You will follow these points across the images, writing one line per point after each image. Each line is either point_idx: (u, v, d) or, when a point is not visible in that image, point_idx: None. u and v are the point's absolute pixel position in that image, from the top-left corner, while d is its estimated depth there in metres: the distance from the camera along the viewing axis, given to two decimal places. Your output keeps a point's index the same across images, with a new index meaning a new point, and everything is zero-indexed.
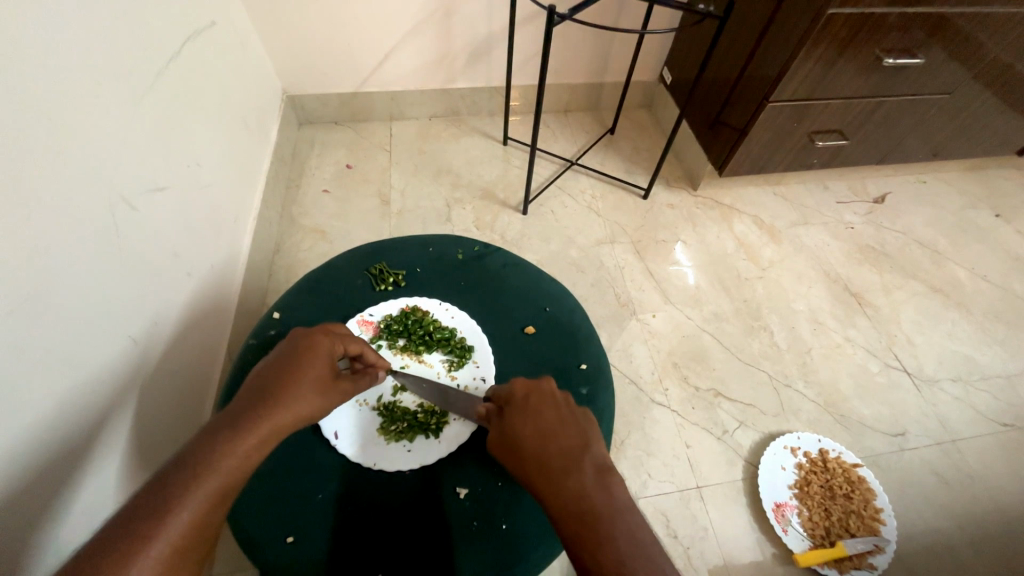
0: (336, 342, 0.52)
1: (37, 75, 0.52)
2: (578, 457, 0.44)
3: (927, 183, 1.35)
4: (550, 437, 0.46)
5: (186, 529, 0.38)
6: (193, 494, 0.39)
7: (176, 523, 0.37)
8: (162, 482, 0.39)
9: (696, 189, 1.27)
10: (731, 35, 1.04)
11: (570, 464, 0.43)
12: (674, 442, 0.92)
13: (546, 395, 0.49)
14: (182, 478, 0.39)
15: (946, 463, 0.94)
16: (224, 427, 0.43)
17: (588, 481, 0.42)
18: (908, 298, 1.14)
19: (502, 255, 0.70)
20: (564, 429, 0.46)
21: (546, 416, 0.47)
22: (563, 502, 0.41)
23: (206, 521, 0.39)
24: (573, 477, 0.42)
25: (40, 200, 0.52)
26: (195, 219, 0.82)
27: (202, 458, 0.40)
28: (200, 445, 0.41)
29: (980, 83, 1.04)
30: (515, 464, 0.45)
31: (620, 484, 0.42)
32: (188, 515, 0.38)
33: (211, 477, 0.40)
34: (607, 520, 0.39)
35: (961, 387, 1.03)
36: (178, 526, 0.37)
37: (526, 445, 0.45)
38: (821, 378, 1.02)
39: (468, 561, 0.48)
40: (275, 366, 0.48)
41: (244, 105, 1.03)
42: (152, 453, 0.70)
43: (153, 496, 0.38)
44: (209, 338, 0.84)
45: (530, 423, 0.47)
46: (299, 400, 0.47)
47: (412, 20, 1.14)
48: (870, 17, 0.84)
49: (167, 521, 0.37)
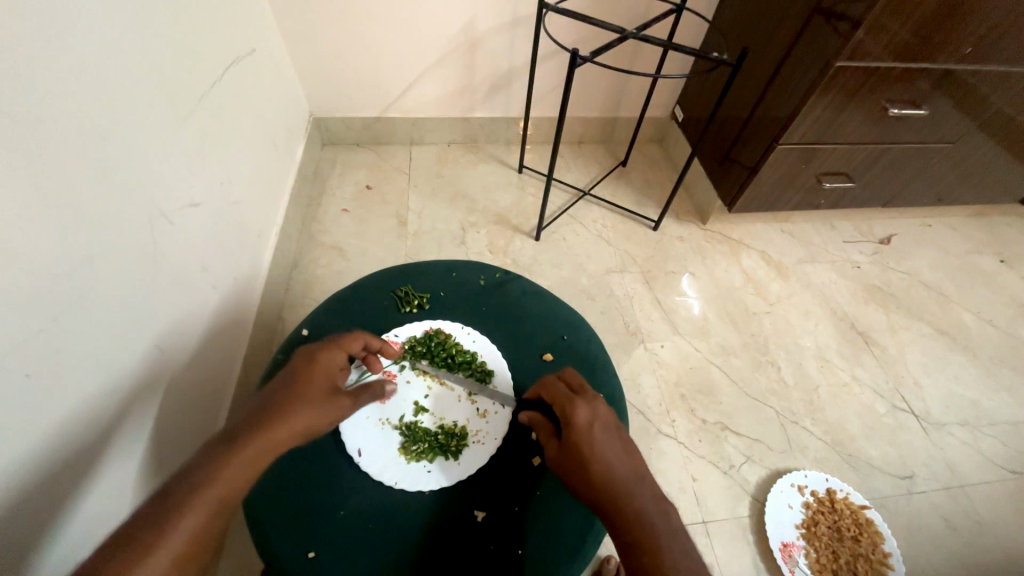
0: (334, 349, 0.54)
1: (91, 94, 0.56)
2: (640, 481, 0.47)
3: (932, 227, 1.38)
4: (615, 460, 0.48)
5: (186, 538, 0.39)
6: (194, 504, 0.40)
7: (176, 533, 0.38)
8: (165, 493, 0.40)
9: (705, 223, 1.30)
10: (743, 79, 1.08)
11: (632, 488, 0.46)
12: (680, 474, 0.92)
13: (609, 418, 0.51)
14: (186, 489, 0.40)
15: (955, 509, 0.94)
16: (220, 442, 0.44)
17: (646, 506, 0.45)
18: (915, 339, 1.15)
19: (522, 282, 0.72)
20: (620, 455, 0.48)
21: (610, 439, 0.49)
22: (625, 524, 0.44)
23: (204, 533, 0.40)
24: (634, 498, 0.46)
25: (88, 212, 0.55)
26: (224, 233, 0.85)
27: (200, 471, 0.42)
28: (206, 456, 0.42)
29: (983, 134, 1.08)
30: (576, 484, 0.47)
31: (673, 510, 0.46)
32: (188, 525, 0.39)
33: (211, 488, 0.41)
34: (666, 540, 0.43)
35: (969, 432, 1.03)
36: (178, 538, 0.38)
37: (589, 462, 0.47)
38: (828, 416, 1.02)
39: None
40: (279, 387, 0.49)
41: (275, 126, 1.08)
42: (163, 465, 0.70)
43: (164, 505, 0.39)
44: (227, 353, 0.85)
45: (597, 444, 0.48)
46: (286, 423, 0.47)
47: (438, 53, 1.20)
48: (876, 70, 0.88)
49: (168, 532, 0.38)
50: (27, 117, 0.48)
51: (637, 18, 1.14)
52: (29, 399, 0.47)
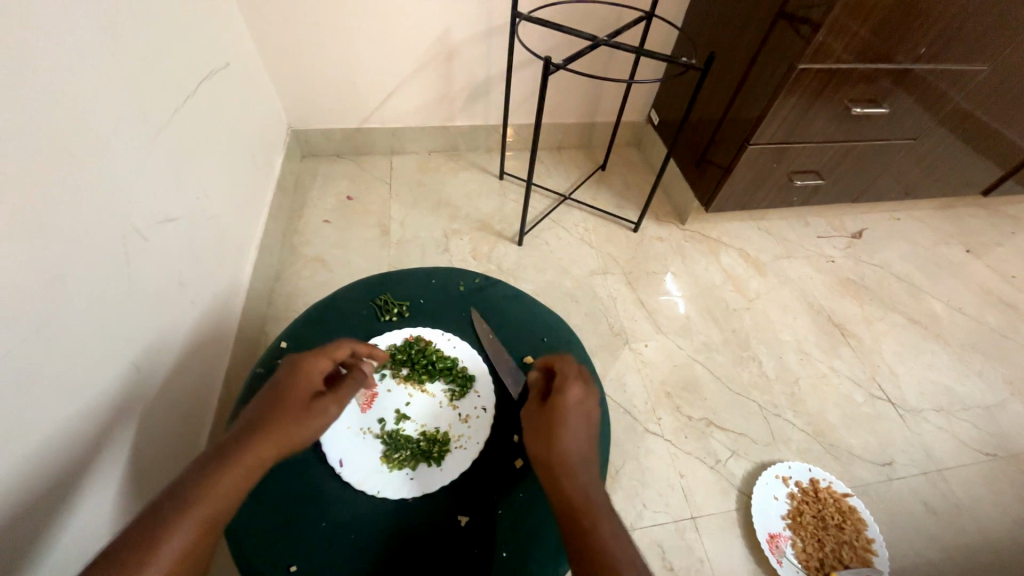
0: (318, 353, 0.55)
1: (59, 110, 0.55)
2: (590, 468, 0.48)
3: (901, 220, 1.42)
4: (577, 444, 0.49)
5: (175, 558, 0.38)
6: (182, 524, 0.40)
7: (165, 553, 0.38)
8: (152, 512, 0.40)
9: (684, 223, 1.32)
10: (713, 82, 1.11)
11: (582, 470, 0.48)
12: (668, 472, 0.93)
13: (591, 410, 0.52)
14: (173, 507, 0.40)
15: (933, 493, 0.96)
16: (206, 459, 0.44)
17: (587, 488, 0.46)
18: (889, 329, 1.19)
19: (501, 287, 0.73)
20: (581, 440, 0.50)
21: (585, 426, 0.51)
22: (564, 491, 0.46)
23: (193, 552, 0.39)
24: (580, 475, 0.47)
25: (60, 232, 0.55)
26: (201, 248, 0.84)
27: (188, 489, 0.41)
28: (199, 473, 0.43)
29: (943, 130, 1.12)
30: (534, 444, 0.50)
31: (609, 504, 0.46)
32: (177, 545, 0.39)
33: (200, 507, 0.41)
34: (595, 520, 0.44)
35: (943, 417, 1.06)
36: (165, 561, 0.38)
37: (553, 432, 0.50)
38: (809, 408, 1.04)
39: None
40: (265, 396, 0.50)
41: (252, 139, 1.08)
42: (144, 486, 0.68)
43: (148, 524, 0.39)
44: (208, 371, 0.84)
45: (568, 421, 0.50)
46: (262, 441, 0.46)
47: (415, 63, 1.21)
48: (839, 70, 0.91)
49: (156, 552, 0.38)
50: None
51: (608, 26, 1.17)
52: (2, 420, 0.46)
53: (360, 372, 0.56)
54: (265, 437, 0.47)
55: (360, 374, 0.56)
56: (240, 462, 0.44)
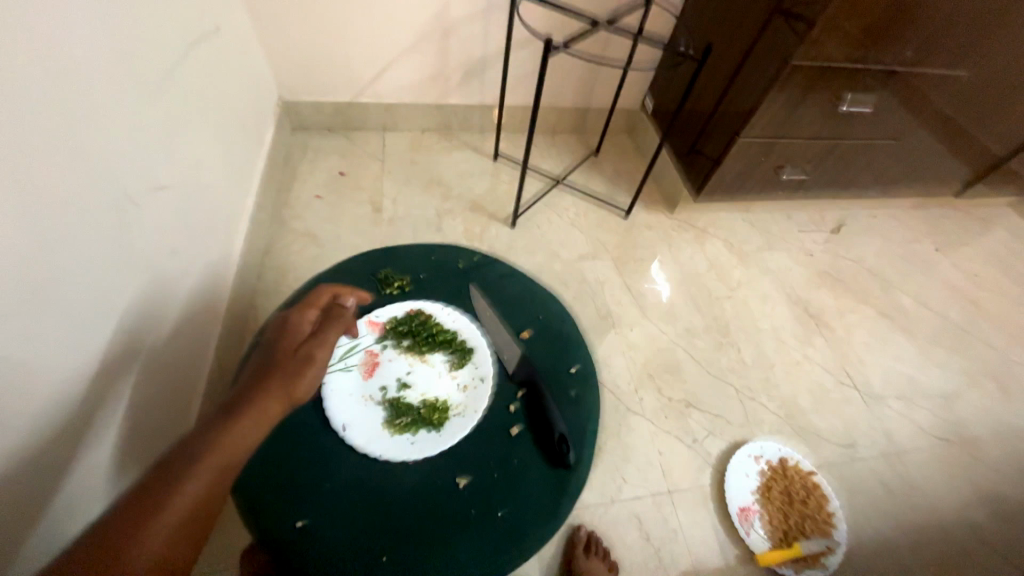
0: (300, 306, 0.57)
1: (53, 68, 0.53)
2: None
3: (877, 217, 1.48)
4: None
5: (192, 501, 0.42)
6: (197, 471, 0.42)
7: (182, 496, 0.41)
8: (165, 463, 0.42)
9: (672, 212, 1.35)
10: (709, 73, 1.13)
11: None
12: (648, 449, 0.98)
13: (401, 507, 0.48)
14: (184, 458, 0.43)
15: (890, 473, 1.04)
16: (218, 415, 0.46)
17: None
18: (860, 321, 1.25)
19: (499, 265, 0.75)
20: None
21: None
22: None
23: (208, 496, 0.43)
24: None
25: (58, 195, 0.54)
26: (193, 217, 0.83)
27: (199, 440, 0.44)
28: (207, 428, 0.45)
29: (922, 132, 1.17)
30: None
31: None
32: (191, 490, 0.42)
33: (211, 458, 0.43)
34: None
35: (904, 403, 1.14)
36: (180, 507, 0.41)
37: None
38: (782, 392, 1.10)
39: (469, 543, 0.53)
40: (266, 353, 0.54)
41: (243, 108, 1.05)
42: (140, 451, 0.69)
43: (166, 473, 0.42)
44: (199, 340, 0.84)
45: None
46: (269, 396, 0.49)
47: (411, 38, 1.19)
48: (829, 69, 0.94)
49: (174, 495, 0.41)
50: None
51: (608, 11, 1.17)
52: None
53: (342, 313, 0.57)
54: (270, 390, 0.49)
55: (341, 315, 0.57)
56: (247, 416, 0.47)
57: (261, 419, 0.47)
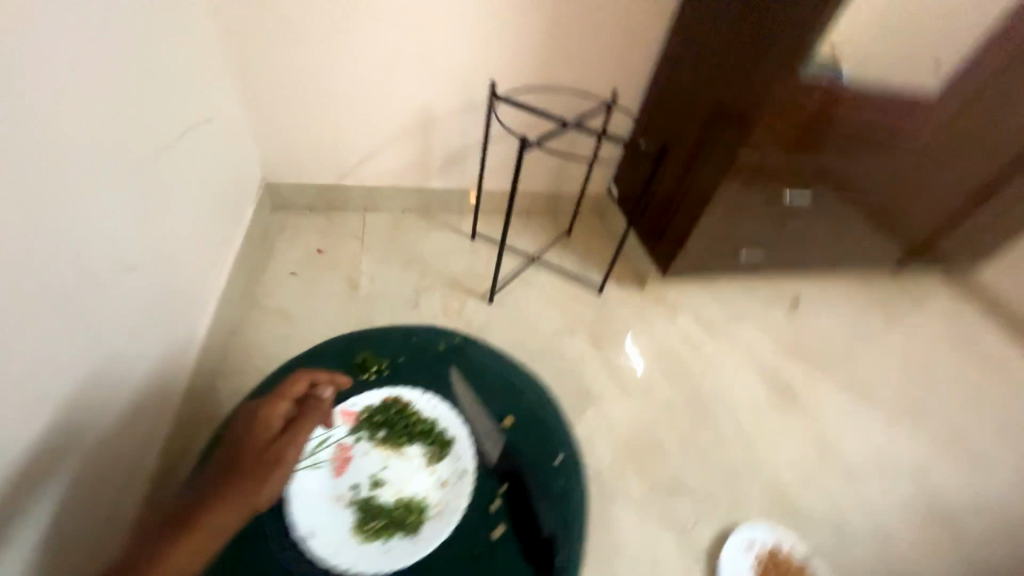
0: (273, 397, 0.53)
1: (22, 157, 0.54)
2: None
3: (831, 290, 1.59)
4: None
5: None
6: None
7: None
8: None
9: (643, 287, 1.41)
10: (667, 165, 1.25)
11: None
12: (635, 537, 0.92)
13: None
14: None
15: (881, 552, 1.01)
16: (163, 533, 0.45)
17: None
18: (829, 391, 1.29)
19: (481, 347, 0.72)
20: None
21: None
22: None
23: None
24: None
25: (1, 281, 0.51)
26: (158, 298, 0.80)
27: (141, 566, 0.43)
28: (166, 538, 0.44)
29: (857, 215, 1.31)
30: None
31: None
32: None
33: None
34: None
35: (883, 475, 1.14)
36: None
37: None
38: (766, 468, 1.09)
39: None
40: (227, 453, 0.51)
41: (224, 190, 1.07)
42: (60, 567, 0.62)
43: None
44: (146, 434, 0.77)
45: None
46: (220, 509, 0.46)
47: (394, 130, 1.29)
48: (768, 164, 1.06)
49: None
50: None
51: (574, 111, 1.31)
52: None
53: (319, 403, 0.54)
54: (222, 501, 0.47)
55: (317, 409, 0.53)
56: (190, 536, 0.45)
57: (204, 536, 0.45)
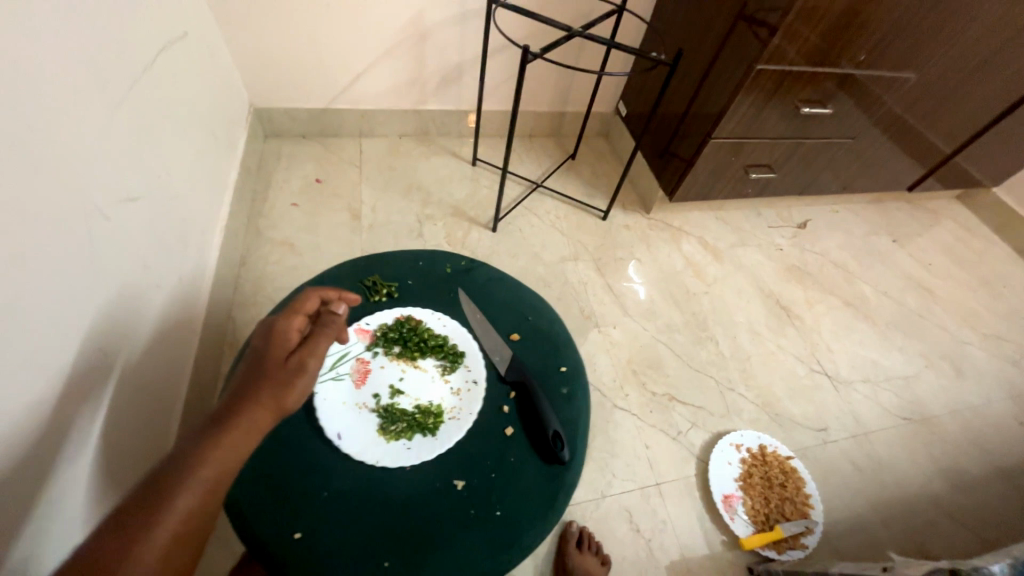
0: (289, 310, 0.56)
1: (17, 76, 0.51)
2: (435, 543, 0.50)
3: (839, 212, 1.56)
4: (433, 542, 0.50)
5: (184, 516, 0.42)
6: (187, 487, 0.43)
7: (172, 513, 0.41)
8: (155, 477, 0.43)
9: (649, 212, 1.39)
10: (679, 77, 1.17)
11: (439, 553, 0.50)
12: (635, 443, 1.00)
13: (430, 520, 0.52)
14: (174, 474, 0.43)
15: (861, 453, 1.09)
16: (206, 429, 0.46)
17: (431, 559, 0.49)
18: (827, 311, 1.32)
19: (486, 269, 0.76)
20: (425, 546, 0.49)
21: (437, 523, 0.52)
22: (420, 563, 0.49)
23: (197, 513, 0.43)
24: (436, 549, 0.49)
25: (23, 209, 0.51)
26: (164, 229, 0.81)
27: (188, 455, 0.44)
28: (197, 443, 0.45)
29: (876, 130, 1.25)
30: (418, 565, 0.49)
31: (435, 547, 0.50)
32: (182, 505, 0.42)
33: (201, 472, 0.44)
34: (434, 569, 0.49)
35: (870, 387, 1.20)
36: (176, 518, 0.41)
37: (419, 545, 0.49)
38: (759, 382, 1.15)
39: (470, 544, 0.53)
40: (250, 362, 0.52)
41: (214, 116, 1.03)
42: (118, 474, 0.67)
43: (155, 489, 0.42)
44: (174, 360, 0.81)
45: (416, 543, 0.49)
46: (257, 408, 0.49)
47: (386, 44, 1.19)
48: (791, 72, 0.99)
49: (163, 512, 0.41)
50: None
51: (580, 17, 1.20)
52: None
53: (333, 319, 0.57)
54: (258, 403, 0.49)
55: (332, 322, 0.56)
56: (233, 431, 0.47)
57: (247, 431, 0.47)
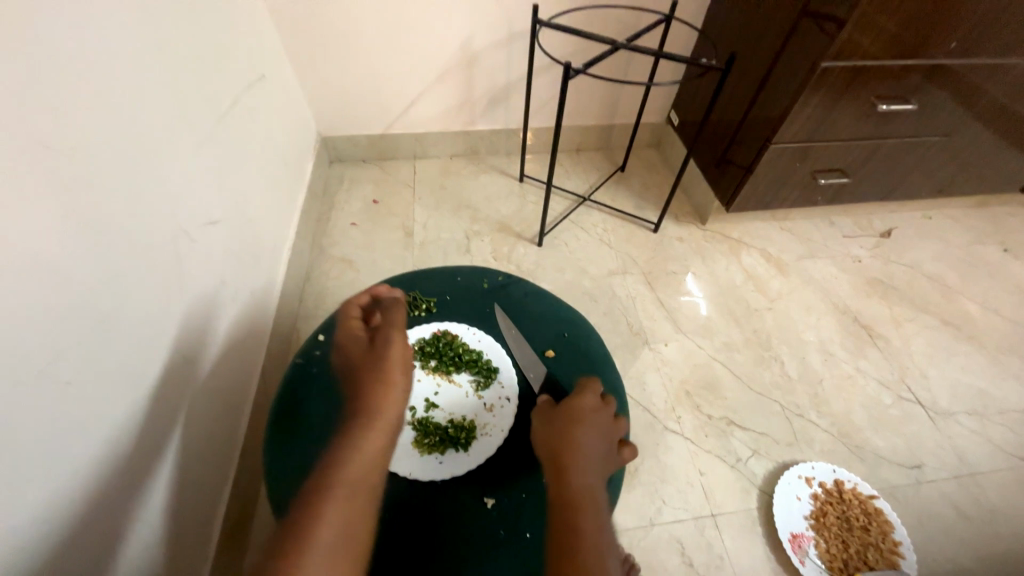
0: (346, 323, 0.63)
1: (121, 124, 0.60)
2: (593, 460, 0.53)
3: (932, 219, 1.39)
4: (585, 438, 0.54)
5: (342, 521, 0.46)
6: (335, 496, 0.48)
7: (331, 518, 0.46)
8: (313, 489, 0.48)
9: (704, 223, 1.32)
10: (735, 82, 1.11)
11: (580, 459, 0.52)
12: (688, 469, 0.94)
13: (597, 415, 0.57)
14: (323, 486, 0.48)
15: (966, 497, 0.94)
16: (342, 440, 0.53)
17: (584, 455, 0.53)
18: (919, 330, 1.16)
19: (523, 284, 0.76)
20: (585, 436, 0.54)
21: (596, 423, 0.56)
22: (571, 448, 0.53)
23: (352, 516, 0.47)
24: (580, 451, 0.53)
25: (121, 235, 0.60)
26: (240, 249, 0.90)
27: (332, 467, 0.50)
28: (337, 453, 0.52)
29: (976, 124, 1.09)
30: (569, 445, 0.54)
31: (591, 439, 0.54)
32: (337, 512, 0.47)
33: (341, 482, 0.49)
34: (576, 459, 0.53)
35: (977, 420, 1.03)
36: (335, 522, 0.46)
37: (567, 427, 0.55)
38: (834, 409, 1.03)
39: (498, 566, 0.52)
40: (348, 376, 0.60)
41: (286, 147, 1.14)
42: (195, 471, 0.74)
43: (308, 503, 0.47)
44: (243, 371, 0.89)
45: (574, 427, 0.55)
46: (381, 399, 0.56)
47: (438, 71, 1.26)
48: (864, 67, 0.90)
49: (322, 520, 0.46)
50: (72, 148, 0.53)
51: (628, 29, 1.19)
52: (53, 409, 0.49)
53: (393, 303, 0.64)
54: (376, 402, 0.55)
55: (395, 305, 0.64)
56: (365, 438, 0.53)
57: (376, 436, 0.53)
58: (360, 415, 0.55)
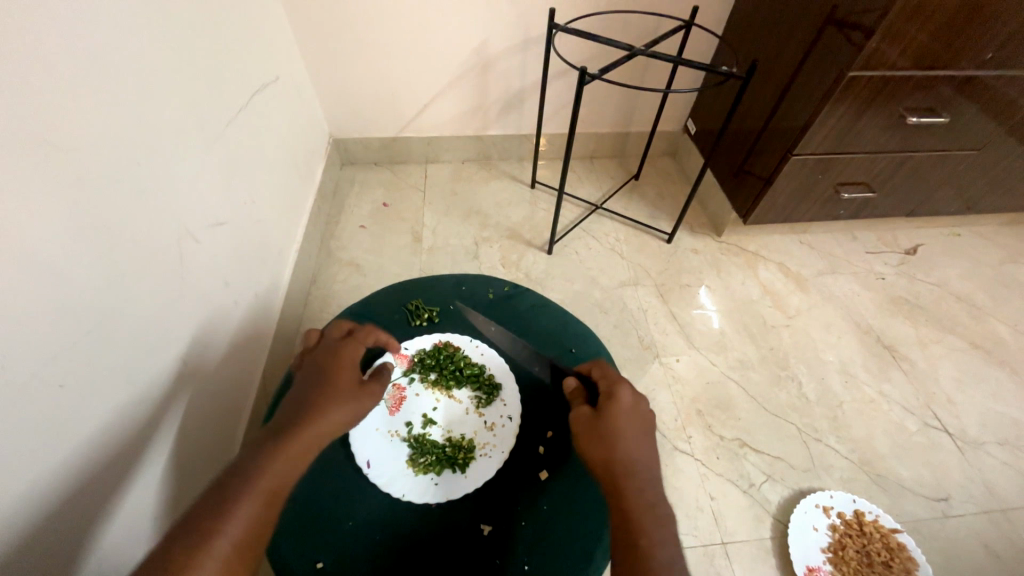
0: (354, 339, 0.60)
1: (130, 121, 0.60)
2: (653, 479, 0.49)
3: (961, 236, 1.33)
4: (638, 452, 0.50)
5: (248, 525, 0.43)
6: (250, 495, 0.44)
7: (237, 520, 0.42)
8: (224, 485, 0.45)
9: (720, 235, 1.28)
10: (756, 91, 1.08)
11: (639, 480, 0.49)
12: (697, 492, 0.90)
13: (641, 420, 0.53)
14: (239, 483, 0.45)
15: (998, 536, 0.88)
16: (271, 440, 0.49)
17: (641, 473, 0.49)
18: (947, 354, 1.10)
19: (530, 295, 0.74)
20: (637, 452, 0.50)
21: (642, 431, 0.52)
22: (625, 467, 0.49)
23: (259, 521, 0.44)
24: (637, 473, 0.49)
25: (125, 234, 0.59)
26: (245, 250, 0.89)
27: (251, 464, 0.46)
28: (265, 457, 0.47)
29: (1012, 139, 1.04)
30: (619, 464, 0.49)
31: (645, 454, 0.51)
32: (247, 513, 0.43)
33: (261, 480, 0.45)
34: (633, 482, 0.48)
35: (1009, 452, 0.97)
36: (240, 523, 0.43)
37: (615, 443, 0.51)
38: (854, 435, 0.98)
39: None
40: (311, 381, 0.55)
41: (297, 148, 1.13)
42: (189, 475, 0.73)
43: (217, 498, 0.43)
44: (244, 372, 0.88)
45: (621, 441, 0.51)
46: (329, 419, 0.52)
47: (451, 75, 1.24)
48: (893, 76, 0.86)
49: (229, 519, 0.42)
50: (81, 147, 0.52)
51: (647, 34, 1.16)
52: (47, 410, 0.48)
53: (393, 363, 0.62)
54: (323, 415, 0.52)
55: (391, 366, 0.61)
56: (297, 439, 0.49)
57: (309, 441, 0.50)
58: (300, 425, 0.50)
